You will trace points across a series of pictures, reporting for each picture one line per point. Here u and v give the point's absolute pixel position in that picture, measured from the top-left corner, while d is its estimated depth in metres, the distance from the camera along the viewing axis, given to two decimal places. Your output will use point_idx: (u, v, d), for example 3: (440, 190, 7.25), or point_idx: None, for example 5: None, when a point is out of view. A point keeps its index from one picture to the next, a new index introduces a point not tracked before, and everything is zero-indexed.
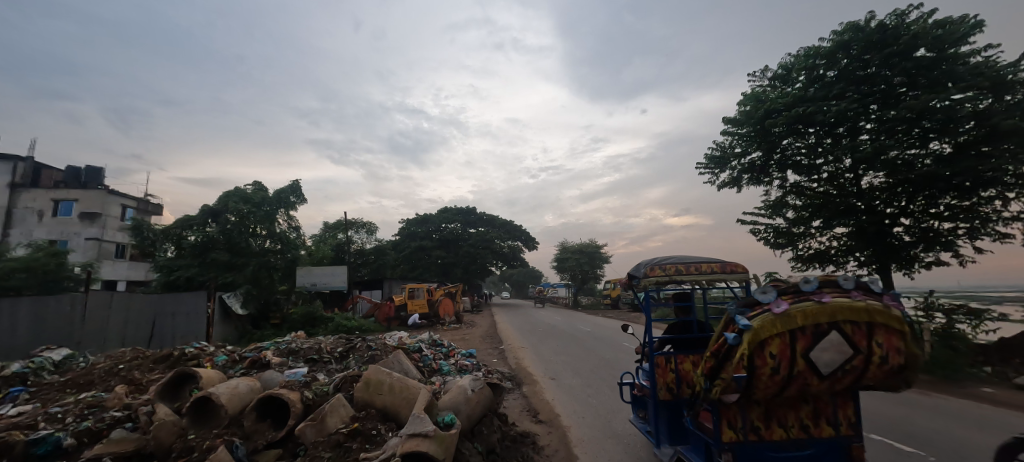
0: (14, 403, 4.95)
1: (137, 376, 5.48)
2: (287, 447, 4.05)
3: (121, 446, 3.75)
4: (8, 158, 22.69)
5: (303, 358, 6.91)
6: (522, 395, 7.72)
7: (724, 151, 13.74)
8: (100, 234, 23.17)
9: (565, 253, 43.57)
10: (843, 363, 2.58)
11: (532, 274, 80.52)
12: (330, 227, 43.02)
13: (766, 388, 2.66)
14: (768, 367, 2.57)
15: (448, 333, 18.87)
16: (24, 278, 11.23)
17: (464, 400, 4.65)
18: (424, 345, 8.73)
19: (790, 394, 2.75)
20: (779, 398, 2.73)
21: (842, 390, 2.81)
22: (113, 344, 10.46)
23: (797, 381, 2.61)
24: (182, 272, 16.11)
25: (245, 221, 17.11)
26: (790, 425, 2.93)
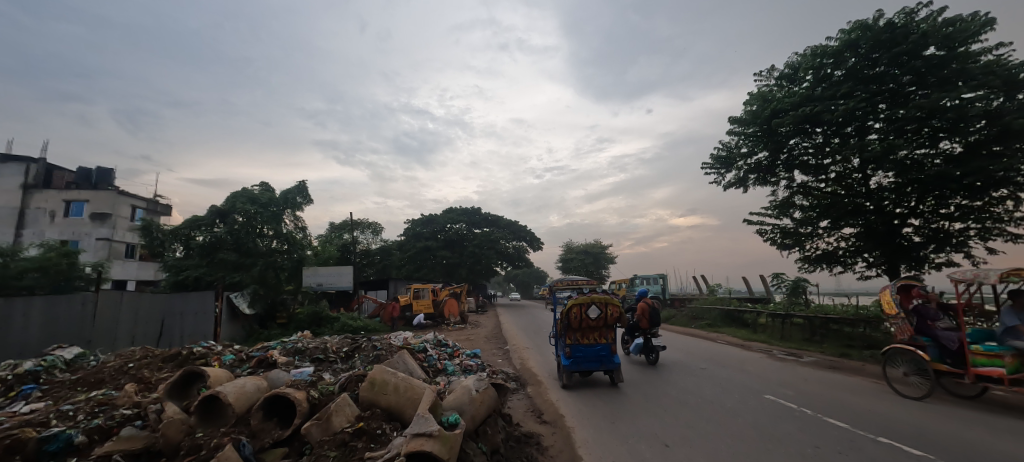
0: (27, 401, 5.03)
1: (146, 375, 5.56)
2: (293, 445, 4.10)
3: (130, 444, 3.80)
4: (21, 160, 23.06)
5: (309, 358, 6.97)
6: (527, 395, 7.75)
7: (730, 151, 13.67)
8: (110, 235, 23.46)
9: (569, 254, 43.59)
10: (599, 314, 7.59)
11: (537, 274, 80.65)
12: (336, 228, 43.32)
13: (575, 325, 7.55)
14: (573, 317, 7.51)
15: (454, 333, 18.98)
16: (37, 278, 11.40)
17: (468, 400, 4.68)
18: (429, 345, 8.78)
19: (586, 327, 7.65)
20: (581, 329, 7.64)
21: (608, 325, 7.72)
22: (123, 343, 10.59)
23: (585, 321, 7.59)
24: (190, 272, 16.29)
25: (252, 222, 17.30)
26: (592, 340, 7.69)
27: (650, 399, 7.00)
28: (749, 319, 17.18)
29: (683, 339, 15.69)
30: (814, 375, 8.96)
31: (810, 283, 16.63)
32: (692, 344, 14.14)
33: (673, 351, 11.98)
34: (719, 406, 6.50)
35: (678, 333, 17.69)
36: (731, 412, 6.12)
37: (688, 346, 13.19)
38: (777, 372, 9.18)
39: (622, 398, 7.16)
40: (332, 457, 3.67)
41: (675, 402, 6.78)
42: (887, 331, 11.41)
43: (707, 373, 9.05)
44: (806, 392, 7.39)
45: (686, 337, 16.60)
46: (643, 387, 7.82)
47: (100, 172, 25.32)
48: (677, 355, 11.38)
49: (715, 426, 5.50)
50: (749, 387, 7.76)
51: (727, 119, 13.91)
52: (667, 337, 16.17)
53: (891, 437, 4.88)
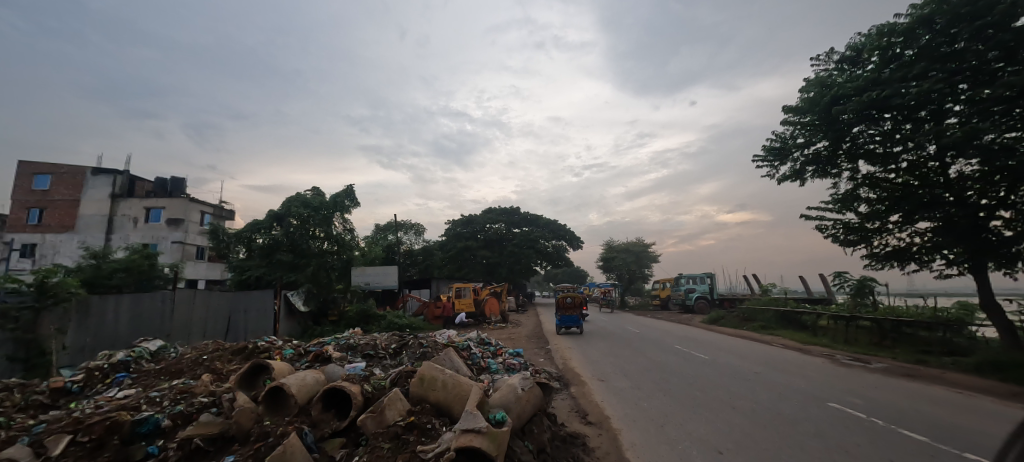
0: (120, 387, 5.60)
1: (218, 366, 6.03)
2: (350, 436, 4.29)
3: (208, 429, 4.12)
4: (109, 172, 25.66)
5: (361, 354, 7.30)
6: (571, 395, 7.68)
7: (785, 142, 12.91)
8: (183, 238, 25.61)
9: (611, 252, 42.70)
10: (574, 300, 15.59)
11: (577, 274, 79.88)
12: (381, 229, 44.96)
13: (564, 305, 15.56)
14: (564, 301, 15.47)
15: (496, 332, 19.16)
16: (124, 277, 12.61)
17: (514, 398, 4.70)
18: (473, 343, 8.92)
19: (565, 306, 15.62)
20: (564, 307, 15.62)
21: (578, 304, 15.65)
22: (196, 336, 11.51)
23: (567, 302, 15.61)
24: (253, 272, 17.48)
25: (306, 225, 18.27)
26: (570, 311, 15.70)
27: (700, 404, 6.74)
28: (808, 321, 16.13)
29: (737, 341, 14.98)
30: (885, 383, 8.27)
31: (879, 283, 15.34)
32: (745, 346, 13.51)
33: (726, 354, 11.47)
34: (777, 413, 6.16)
35: (728, 334, 16.99)
36: (788, 419, 5.81)
37: (740, 348, 12.64)
38: (842, 378, 8.56)
39: (670, 401, 6.94)
40: (385, 450, 3.79)
41: (728, 408, 6.47)
42: (971, 336, 10.37)
43: (761, 377, 8.59)
44: (877, 401, 6.83)
45: (740, 338, 15.85)
46: (692, 391, 7.55)
47: (174, 181, 27.67)
48: (730, 358, 10.89)
49: (772, 434, 5.21)
50: (811, 394, 7.29)
51: (781, 108, 13.17)
52: (718, 338, 15.55)
53: (981, 453, 4.41)
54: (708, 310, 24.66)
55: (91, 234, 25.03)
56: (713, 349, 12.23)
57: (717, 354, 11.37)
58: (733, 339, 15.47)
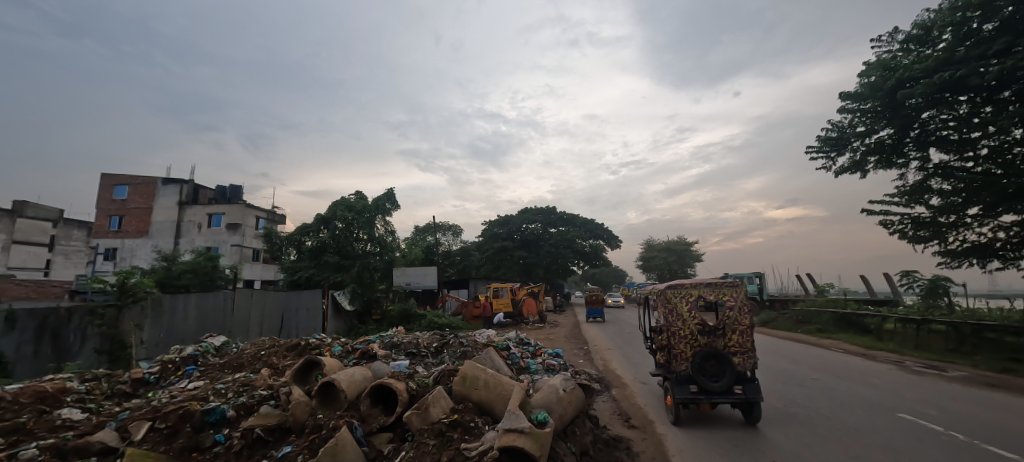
0: (191, 379, 6.06)
1: (275, 361, 6.39)
2: (397, 431, 4.42)
3: (267, 420, 4.38)
4: (177, 181, 27.80)
5: (404, 352, 7.50)
6: (612, 398, 7.53)
7: (843, 131, 12.08)
8: (241, 241, 27.32)
9: (651, 252, 41.49)
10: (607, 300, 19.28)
11: (616, 273, 78.67)
12: (421, 231, 46.06)
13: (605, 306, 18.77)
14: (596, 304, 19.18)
15: (534, 332, 19.13)
16: (191, 278, 13.63)
17: (556, 399, 4.66)
18: (512, 343, 8.94)
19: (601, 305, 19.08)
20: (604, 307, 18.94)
21: None
22: (253, 333, 12.26)
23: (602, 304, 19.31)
24: (303, 273, 18.43)
25: (351, 228, 18.94)
26: None
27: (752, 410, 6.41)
28: (871, 323, 14.96)
29: (788, 344, 14.26)
30: (963, 392, 7.53)
31: (954, 283, 13.98)
32: (797, 349, 12.82)
33: (778, 358, 10.91)
34: (838, 423, 5.73)
35: (779, 337, 16.11)
36: (852, 429, 5.41)
37: (793, 352, 12.03)
38: (914, 387, 7.87)
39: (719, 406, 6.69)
40: (430, 446, 3.85)
41: (781, 415, 6.13)
42: None
43: (820, 384, 8.04)
44: (955, 413, 6.24)
45: (793, 341, 15.04)
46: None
47: (232, 188, 29.55)
48: (782, 362, 10.36)
49: (833, 445, 4.84)
50: (877, 403, 6.75)
51: (838, 94, 12.34)
52: (769, 341, 14.83)
53: None
54: (757, 311, 23.48)
55: (162, 238, 27.25)
56: (763, 353, 11.68)
57: (768, 358, 10.85)
58: (786, 342, 14.74)
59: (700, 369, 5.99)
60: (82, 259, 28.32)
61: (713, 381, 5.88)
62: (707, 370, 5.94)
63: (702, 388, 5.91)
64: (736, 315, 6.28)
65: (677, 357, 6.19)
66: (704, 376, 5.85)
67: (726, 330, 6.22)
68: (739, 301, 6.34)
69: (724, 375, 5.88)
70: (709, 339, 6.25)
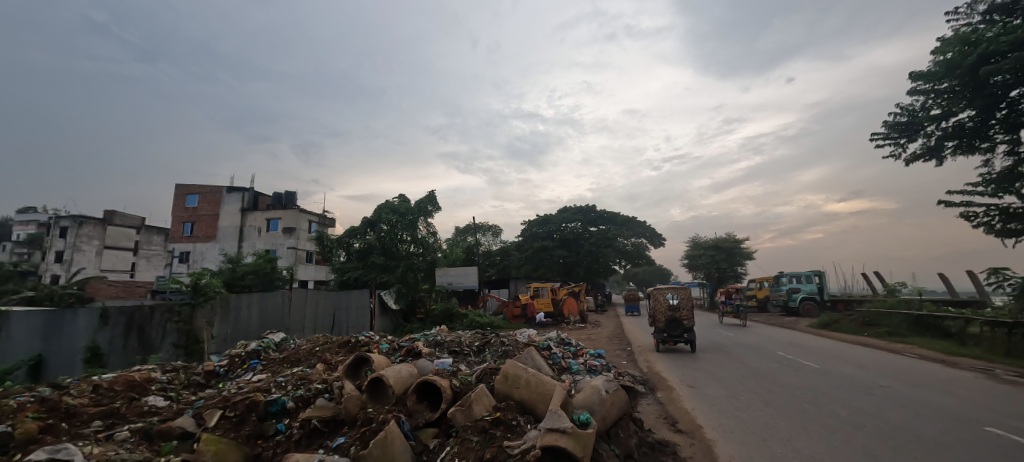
0: (256, 371, 6.56)
1: (329, 357, 6.77)
2: (441, 427, 4.57)
3: (323, 412, 4.67)
4: (239, 189, 29.92)
5: (448, 350, 7.71)
6: (657, 401, 7.37)
7: (914, 115, 11.13)
8: (296, 244, 29.00)
9: (697, 249, 40.00)
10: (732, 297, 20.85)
11: (660, 273, 76.36)
12: (462, 232, 46.88)
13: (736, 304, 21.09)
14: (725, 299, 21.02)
15: (575, 333, 19.02)
16: (253, 278, 14.67)
17: (598, 400, 4.64)
18: (553, 343, 8.95)
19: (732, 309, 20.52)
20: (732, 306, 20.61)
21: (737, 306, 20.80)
22: (309, 330, 13.03)
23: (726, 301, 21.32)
24: (352, 273, 19.34)
25: (395, 230, 19.61)
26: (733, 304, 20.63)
27: (814, 419, 6.02)
28: (952, 327, 13.66)
29: (847, 347, 13.56)
30: None
31: None
32: (860, 353, 12.05)
33: (837, 362, 10.33)
34: (913, 435, 5.27)
35: (840, 340, 15.21)
36: (931, 443, 4.98)
37: (852, 356, 11.39)
38: (1004, 399, 7.10)
39: (774, 412, 6.38)
40: (474, 442, 3.94)
41: (846, 424, 5.74)
42: None
43: (889, 392, 7.49)
44: None
45: (852, 344, 14.25)
46: (802, 403, 6.82)
47: (288, 194, 31.36)
48: (843, 367, 9.76)
49: (908, 459, 4.46)
50: (958, 415, 6.18)
51: (908, 75, 11.41)
52: (826, 344, 14.09)
53: None
54: (816, 313, 22.04)
55: (228, 242, 29.44)
56: (820, 356, 11.09)
57: (825, 362, 10.28)
58: (843, 345, 14.01)
59: (668, 326, 11.86)
60: (161, 261, 31.12)
61: (675, 332, 11.81)
62: (672, 327, 11.82)
63: (669, 335, 11.90)
64: (690, 299, 11.74)
65: (658, 321, 11.99)
66: (671, 331, 11.74)
67: (684, 308, 11.79)
68: (692, 293, 11.76)
69: (680, 330, 11.73)
70: (676, 312, 11.90)
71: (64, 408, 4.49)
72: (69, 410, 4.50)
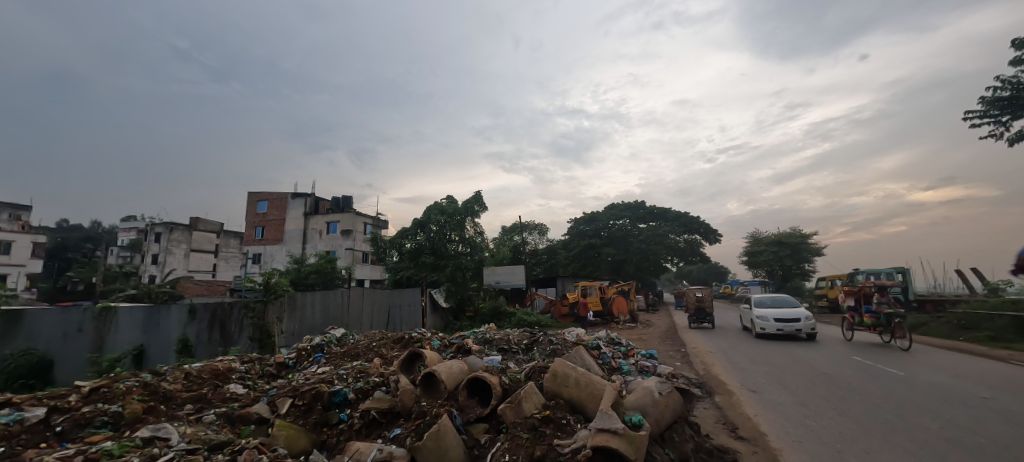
0: (320, 364, 7.05)
1: (385, 352, 7.13)
2: (491, 423, 4.69)
3: (382, 403, 4.94)
4: (302, 195, 32.03)
5: (496, 348, 7.86)
6: (715, 405, 7.06)
7: (1019, 90, 9.88)
8: (352, 245, 30.60)
9: (757, 246, 37.56)
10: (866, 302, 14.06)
11: (716, 270, 72.81)
12: (508, 231, 47.32)
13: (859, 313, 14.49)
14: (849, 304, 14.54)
15: (626, 332, 18.57)
16: (316, 277, 15.72)
17: (651, 402, 4.55)
18: (603, 342, 8.80)
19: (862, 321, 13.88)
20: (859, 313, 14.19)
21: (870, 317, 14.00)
22: (366, 326, 13.69)
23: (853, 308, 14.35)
24: (404, 272, 20.14)
25: (444, 230, 20.14)
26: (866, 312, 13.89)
27: (889, 429, 5.60)
28: None
29: (920, 350, 12.55)
30: None
31: None
32: (944, 359, 10.99)
33: (912, 367, 9.57)
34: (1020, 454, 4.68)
35: (915, 343, 14.04)
36: None
37: (926, 361, 10.56)
38: None
39: (844, 421, 5.96)
40: (525, 439, 4.00)
41: (935, 439, 5.21)
42: None
43: (989, 404, 6.68)
44: None
45: (928, 348, 13.16)
46: (877, 412, 6.35)
47: (345, 198, 33.12)
48: (920, 372, 9.01)
49: None
50: None
51: (1012, 45, 10.15)
52: (896, 347, 13.12)
53: None
54: None
55: (293, 244, 31.65)
56: (890, 360, 10.33)
57: (898, 368, 9.54)
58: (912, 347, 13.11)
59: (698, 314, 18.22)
60: (237, 263, 33.96)
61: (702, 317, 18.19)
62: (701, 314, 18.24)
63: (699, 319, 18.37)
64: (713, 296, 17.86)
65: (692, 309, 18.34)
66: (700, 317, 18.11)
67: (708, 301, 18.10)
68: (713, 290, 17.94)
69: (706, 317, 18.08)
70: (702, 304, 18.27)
71: (162, 392, 5.08)
72: (167, 394, 5.09)
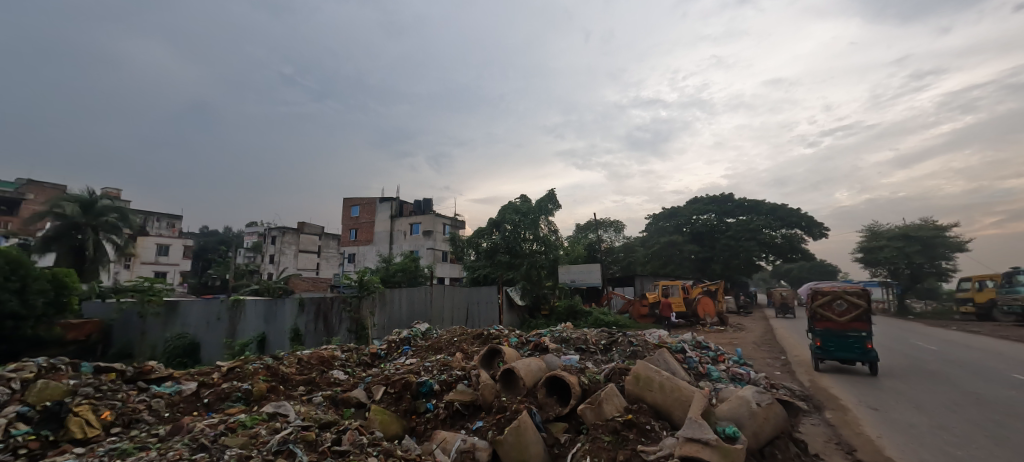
0: (408, 356, 7.59)
1: (465, 347, 7.45)
2: (571, 422, 4.71)
3: (465, 397, 5.19)
4: (388, 200, 34.46)
5: (574, 347, 7.81)
6: (826, 422, 6.33)
7: None
8: (433, 245, 32.30)
9: (875, 240, 32.77)
10: None
11: (821, 268, 65.24)
12: (583, 228, 46.72)
13: None
14: None
15: (714, 336, 17.36)
16: (401, 275, 16.89)
17: (748, 413, 4.24)
18: (688, 346, 8.34)
19: None
20: None
21: None
22: (447, 322, 14.33)
23: None
24: (481, 271, 20.79)
25: (518, 229, 20.41)
26: None
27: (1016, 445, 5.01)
28: None
29: (909, 345, 12.86)
30: None
31: None
32: None
33: (937, 368, 9.52)
34: None
35: (879, 334, 15.43)
36: None
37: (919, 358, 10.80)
38: None
39: (951, 432, 5.54)
40: (607, 442, 3.95)
41: None
42: None
43: None
44: None
45: (943, 344, 13.16)
46: (988, 425, 5.77)
47: (425, 200, 34.94)
48: (953, 374, 8.89)
49: None
50: None
51: None
52: (905, 343, 13.24)
53: None
54: None
55: (382, 245, 34.20)
56: (935, 364, 9.96)
57: (949, 373, 9.14)
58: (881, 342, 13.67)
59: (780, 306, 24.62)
60: (336, 262, 37.65)
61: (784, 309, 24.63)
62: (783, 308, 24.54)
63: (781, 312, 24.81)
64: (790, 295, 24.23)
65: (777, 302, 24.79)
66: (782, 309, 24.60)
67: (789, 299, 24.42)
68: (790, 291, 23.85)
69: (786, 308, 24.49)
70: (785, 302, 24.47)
71: (281, 374, 5.83)
72: (284, 375, 5.84)
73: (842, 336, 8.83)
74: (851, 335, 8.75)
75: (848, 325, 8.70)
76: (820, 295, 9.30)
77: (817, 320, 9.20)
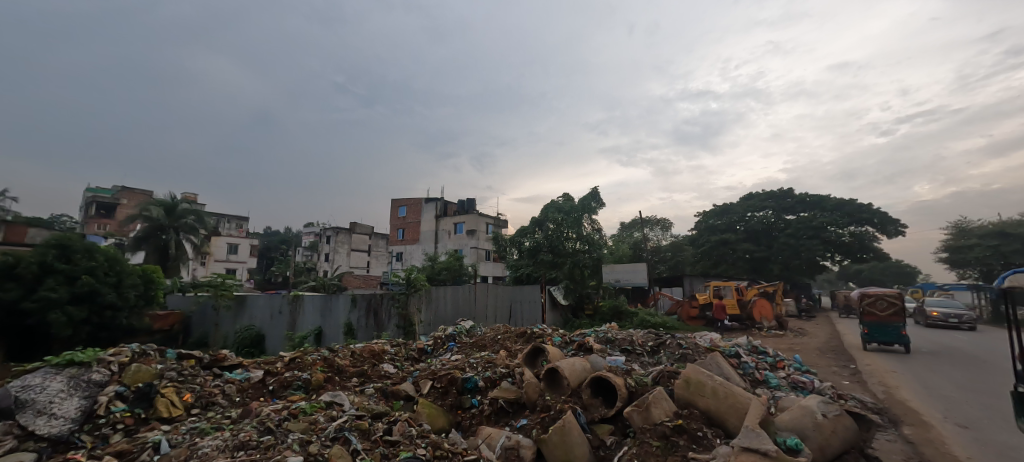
0: (453, 352, 7.77)
1: (509, 345, 7.52)
2: (617, 425, 4.63)
3: (510, 394, 5.23)
4: (433, 199, 35.38)
5: (619, 348, 7.66)
6: (904, 438, 5.80)
7: None
8: (476, 244, 32.78)
9: (964, 239, 29.52)
10: None
11: (896, 268, 59.86)
12: (628, 227, 45.70)
13: None
14: None
15: (772, 340, 16.42)
16: (445, 273, 17.30)
17: (812, 425, 3.98)
18: (743, 350, 7.94)
19: None
20: None
21: None
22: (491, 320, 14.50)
23: None
24: (524, 269, 20.88)
25: (561, 228, 20.29)
26: None
27: None
28: None
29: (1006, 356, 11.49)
30: None
31: None
32: None
33: None
34: None
35: (966, 343, 14.02)
36: None
37: (1006, 370, 9.62)
38: None
39: None
40: (656, 447, 3.86)
41: None
42: None
43: None
44: None
45: None
46: None
47: (469, 200, 35.52)
48: None
49: None
50: None
51: None
52: (1000, 354, 11.86)
53: None
54: None
55: (427, 244, 35.15)
56: None
57: None
58: (954, 349, 12.51)
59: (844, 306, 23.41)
60: (385, 260, 39.20)
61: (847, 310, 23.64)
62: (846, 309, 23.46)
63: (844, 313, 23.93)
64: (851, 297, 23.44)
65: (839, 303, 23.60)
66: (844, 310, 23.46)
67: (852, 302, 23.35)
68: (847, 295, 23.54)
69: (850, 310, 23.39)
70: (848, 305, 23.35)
71: (336, 365, 6.17)
72: (339, 367, 6.17)
73: (887, 325, 10.64)
74: (891, 324, 10.64)
75: (892, 318, 10.51)
76: (866, 295, 10.77)
77: (863, 314, 10.69)
